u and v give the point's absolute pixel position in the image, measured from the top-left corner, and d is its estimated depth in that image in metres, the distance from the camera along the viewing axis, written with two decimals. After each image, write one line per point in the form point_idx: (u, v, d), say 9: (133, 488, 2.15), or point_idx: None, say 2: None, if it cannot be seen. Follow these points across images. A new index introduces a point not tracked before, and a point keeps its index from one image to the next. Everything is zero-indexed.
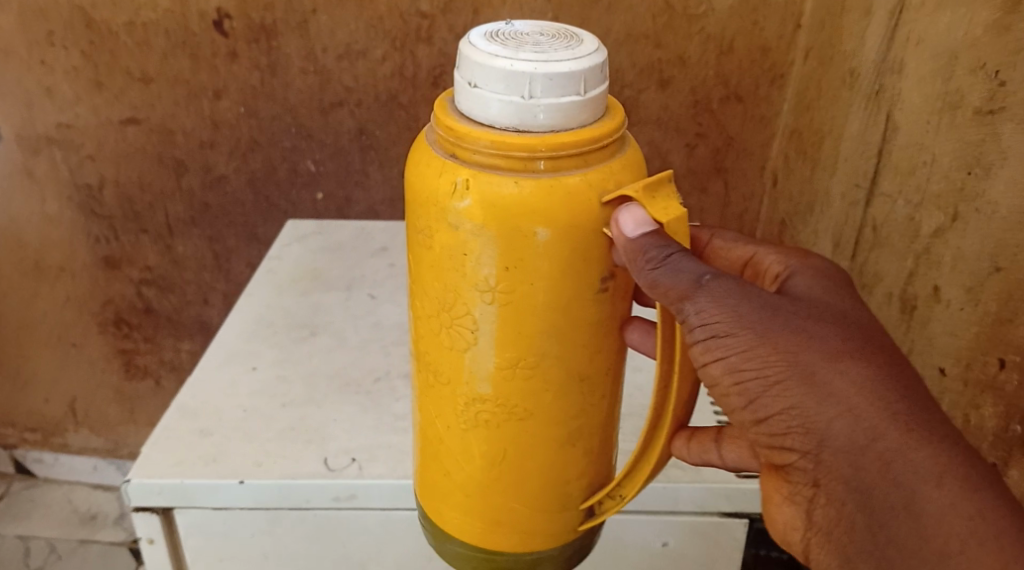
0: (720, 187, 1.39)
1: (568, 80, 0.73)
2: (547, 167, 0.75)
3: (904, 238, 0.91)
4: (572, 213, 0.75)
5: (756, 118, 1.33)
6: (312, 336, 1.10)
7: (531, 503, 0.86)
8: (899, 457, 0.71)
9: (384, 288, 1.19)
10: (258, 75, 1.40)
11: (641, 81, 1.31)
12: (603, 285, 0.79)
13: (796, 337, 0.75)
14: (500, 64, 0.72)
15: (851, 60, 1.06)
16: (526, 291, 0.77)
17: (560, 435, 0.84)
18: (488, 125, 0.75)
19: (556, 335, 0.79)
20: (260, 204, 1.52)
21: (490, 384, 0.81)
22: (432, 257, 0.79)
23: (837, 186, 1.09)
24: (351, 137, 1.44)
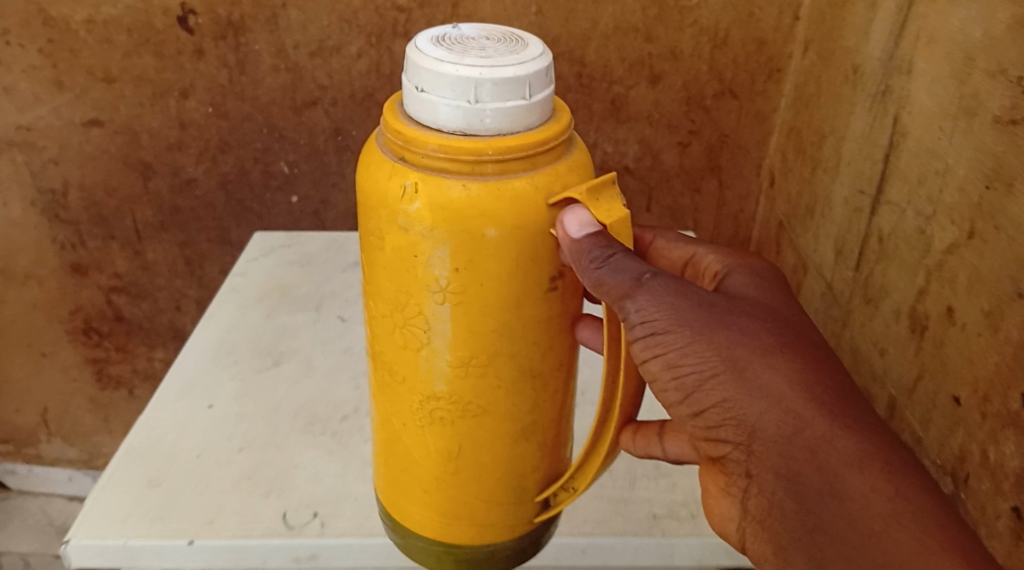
0: (714, 187, 1.32)
1: (514, 84, 0.74)
2: (494, 170, 0.76)
3: (915, 252, 0.84)
4: (518, 215, 0.76)
5: (752, 115, 1.26)
6: (275, 365, 1.09)
7: (487, 499, 0.86)
8: (824, 443, 0.75)
9: (353, 308, 1.19)
10: (227, 73, 1.33)
11: (630, 76, 1.24)
12: (553, 285, 0.80)
13: (728, 332, 0.79)
14: (447, 71, 0.73)
15: (853, 56, 0.99)
16: (476, 292, 0.78)
17: (515, 432, 0.84)
18: (436, 130, 0.76)
19: (508, 334, 0.80)
20: (233, 207, 1.45)
21: (440, 381, 0.82)
22: (384, 259, 0.79)
23: (839, 191, 1.02)
24: (326, 137, 1.37)
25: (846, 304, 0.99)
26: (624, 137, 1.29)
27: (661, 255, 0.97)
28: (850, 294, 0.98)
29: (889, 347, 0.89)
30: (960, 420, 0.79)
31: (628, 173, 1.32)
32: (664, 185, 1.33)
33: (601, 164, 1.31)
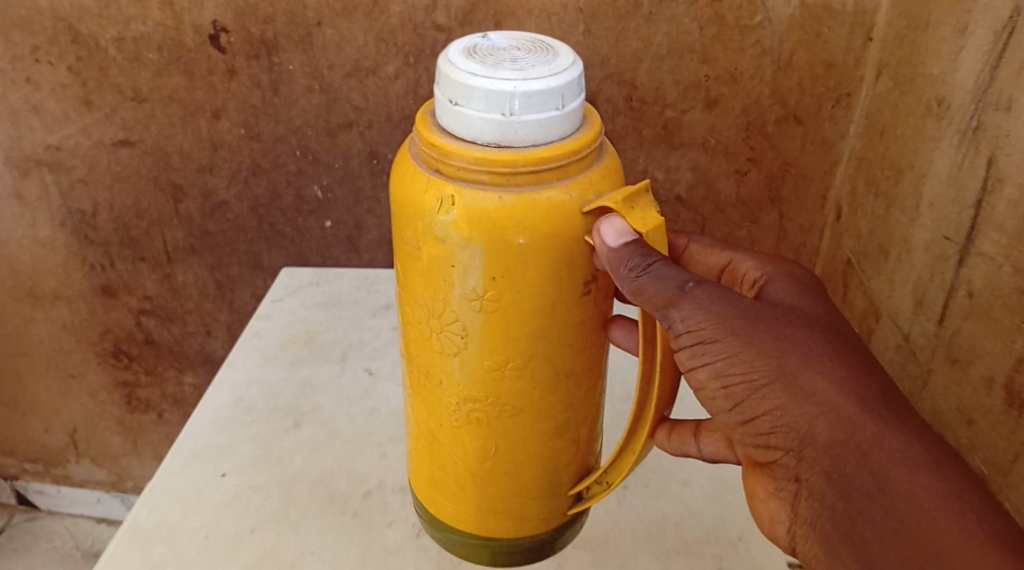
0: (774, 218, 1.23)
1: (546, 95, 0.75)
2: (525, 180, 0.77)
3: (1012, 313, 0.78)
4: (556, 225, 0.78)
5: (818, 142, 1.16)
6: (292, 429, 1.08)
7: (522, 492, 0.90)
8: (873, 446, 0.74)
9: (380, 361, 1.18)
10: (259, 94, 1.27)
11: (685, 100, 1.15)
12: (586, 289, 0.82)
13: (773, 336, 0.79)
14: (480, 84, 0.74)
15: (942, 88, 0.90)
16: (513, 299, 0.80)
17: (549, 427, 0.87)
18: (471, 141, 0.77)
19: (543, 338, 0.82)
20: (264, 231, 1.39)
21: (478, 383, 0.84)
22: (421, 271, 0.81)
23: (920, 233, 0.93)
24: (361, 161, 1.31)
25: (927, 361, 0.91)
26: (677, 165, 1.20)
27: (695, 258, 0.97)
28: (931, 351, 0.90)
29: (979, 418, 0.83)
30: None
31: (680, 204, 1.23)
32: (719, 216, 1.23)
33: (652, 192, 1.22)
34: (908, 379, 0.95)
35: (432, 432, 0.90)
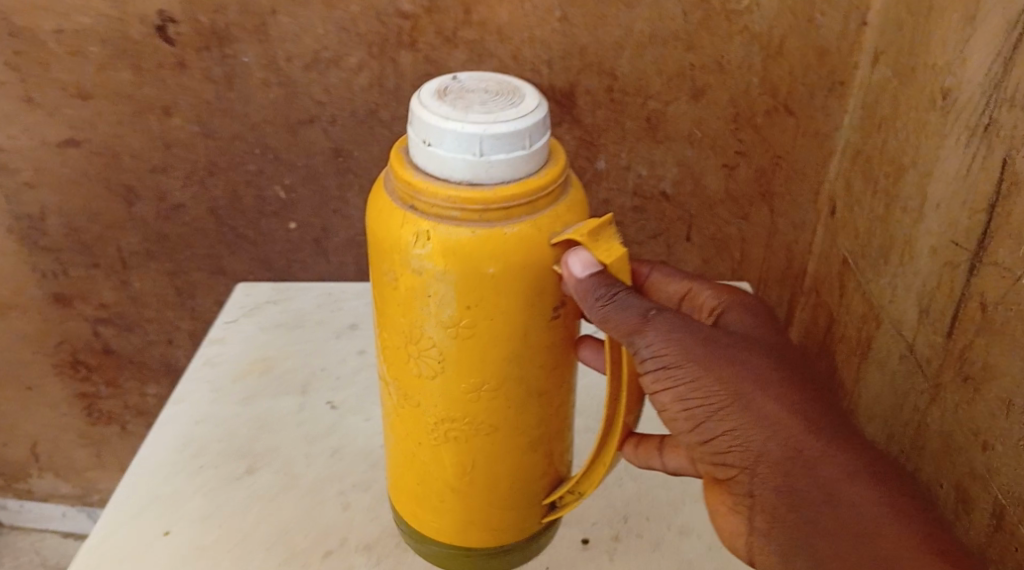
0: (765, 214, 1.17)
1: (515, 135, 0.70)
2: (496, 215, 0.71)
3: None
4: (526, 255, 0.72)
5: (811, 135, 1.10)
6: (246, 475, 0.93)
7: (501, 503, 0.83)
8: (823, 465, 0.74)
9: (345, 392, 1.04)
10: (213, 89, 1.17)
11: (670, 91, 1.08)
12: (557, 310, 0.76)
13: (734, 358, 0.77)
14: (450, 124, 0.69)
15: (949, 81, 0.84)
16: (491, 315, 0.73)
17: (527, 444, 0.81)
18: (442, 180, 0.71)
19: (522, 354, 0.76)
20: (225, 234, 1.30)
21: (456, 402, 0.77)
22: (395, 290, 0.74)
23: (926, 237, 0.88)
24: (325, 158, 1.22)
25: (936, 376, 0.86)
26: (662, 160, 1.13)
27: (656, 287, 0.90)
28: (940, 364, 0.85)
29: (995, 442, 0.78)
30: None
31: (666, 200, 1.16)
32: (707, 213, 1.17)
33: (635, 189, 1.15)
34: (917, 391, 0.90)
35: (407, 453, 0.83)
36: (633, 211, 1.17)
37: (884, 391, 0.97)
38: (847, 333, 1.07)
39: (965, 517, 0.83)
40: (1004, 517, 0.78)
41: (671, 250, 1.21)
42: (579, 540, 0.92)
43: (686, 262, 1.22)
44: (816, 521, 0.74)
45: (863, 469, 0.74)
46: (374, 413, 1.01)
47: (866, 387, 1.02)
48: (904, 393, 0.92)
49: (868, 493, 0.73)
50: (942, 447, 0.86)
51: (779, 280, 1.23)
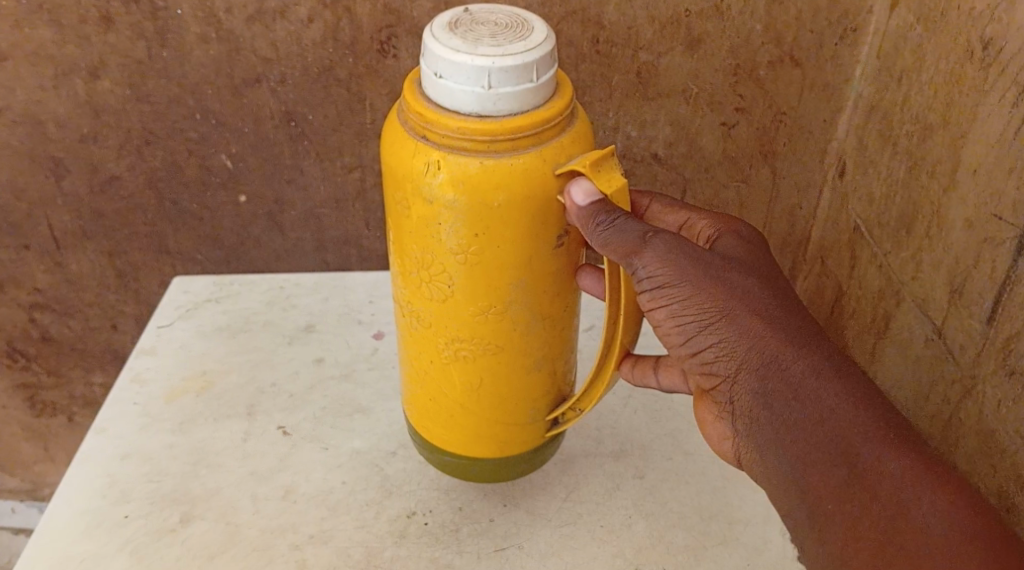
0: (766, 176, 1.03)
1: (520, 66, 0.59)
2: (504, 147, 0.60)
3: None
4: (529, 171, 0.61)
5: (817, 87, 0.96)
6: (180, 528, 0.71)
7: (510, 420, 0.72)
8: (821, 403, 0.61)
9: (300, 414, 0.80)
10: (145, 46, 1.00)
11: (664, 40, 0.93)
12: (557, 237, 0.65)
13: (732, 278, 0.65)
14: (454, 51, 0.59)
15: (1006, 29, 0.71)
16: (502, 234, 0.62)
17: (542, 374, 0.71)
18: (445, 111, 0.60)
19: (536, 276, 0.65)
20: (167, 209, 1.14)
21: (456, 312, 0.66)
22: (395, 194, 0.64)
23: (960, 208, 0.77)
24: (275, 123, 1.06)
25: (971, 367, 0.76)
26: (654, 119, 0.99)
27: (660, 220, 0.76)
28: (977, 353, 0.75)
29: None
30: None
31: (657, 162, 1.02)
32: (702, 176, 1.03)
33: (621, 152, 1.01)
34: (947, 382, 0.79)
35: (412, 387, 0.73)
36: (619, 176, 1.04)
37: (904, 380, 0.86)
38: (859, 309, 0.94)
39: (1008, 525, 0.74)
40: None
41: None
42: None
43: None
44: (804, 457, 0.61)
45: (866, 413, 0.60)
46: (336, 442, 0.78)
47: (881, 372, 0.90)
48: (930, 383, 0.82)
49: (866, 431, 0.59)
50: (978, 446, 0.76)
51: (781, 248, 1.08)
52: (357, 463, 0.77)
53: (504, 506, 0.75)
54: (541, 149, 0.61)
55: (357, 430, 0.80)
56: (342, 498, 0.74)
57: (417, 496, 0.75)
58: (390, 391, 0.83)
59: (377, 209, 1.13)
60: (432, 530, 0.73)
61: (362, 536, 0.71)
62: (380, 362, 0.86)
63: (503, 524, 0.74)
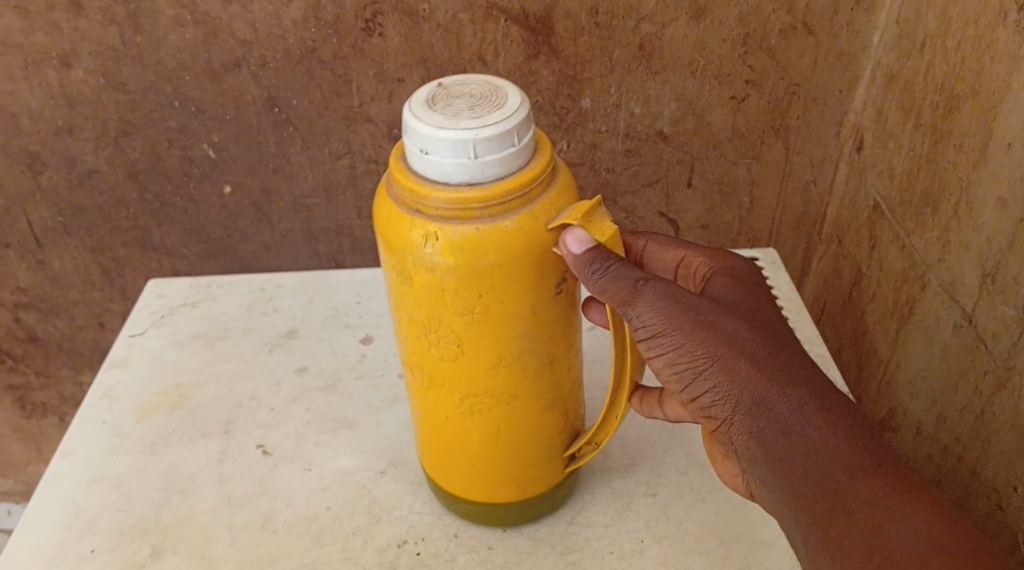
0: (778, 152, 0.96)
1: (502, 131, 0.49)
2: (494, 212, 0.50)
3: None
4: (525, 227, 0.51)
5: (833, 57, 0.89)
6: (150, 563, 0.56)
7: (521, 455, 0.57)
8: (833, 460, 0.50)
9: (282, 430, 0.64)
10: (116, 31, 0.91)
11: (666, 10, 0.86)
12: (556, 287, 0.53)
13: (724, 324, 0.55)
14: (429, 121, 0.49)
15: None
16: (503, 268, 0.51)
17: (557, 427, 0.58)
18: (425, 180, 0.51)
19: (542, 321, 0.54)
20: (149, 204, 1.04)
21: (457, 372, 0.54)
22: (387, 254, 0.53)
23: (993, 187, 0.69)
24: (258, 110, 0.96)
25: (1005, 359, 0.69)
26: (658, 94, 0.92)
27: (654, 262, 0.66)
28: (1014, 342, 0.68)
29: None
30: None
31: (663, 140, 0.95)
32: (711, 153, 0.96)
33: (625, 129, 0.94)
34: (978, 374, 0.72)
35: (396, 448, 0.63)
36: (623, 154, 0.96)
37: (930, 372, 0.78)
38: (879, 294, 0.86)
39: None
40: None
41: (670, 198, 1.00)
42: None
43: (686, 211, 1.01)
44: (809, 519, 0.50)
45: (883, 474, 0.49)
46: (321, 461, 0.62)
47: (904, 359, 0.82)
48: (958, 373, 0.74)
49: (884, 497, 0.48)
50: (1017, 443, 0.68)
51: (795, 229, 1.01)
52: (343, 484, 0.60)
53: (504, 532, 0.59)
54: (536, 205, 0.51)
55: (343, 448, 0.63)
56: (330, 523, 0.58)
57: (408, 520, 0.59)
58: (383, 402, 0.66)
59: (368, 197, 1.03)
60: (423, 562, 0.57)
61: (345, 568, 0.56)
62: (372, 370, 0.68)
63: (503, 553, 0.58)
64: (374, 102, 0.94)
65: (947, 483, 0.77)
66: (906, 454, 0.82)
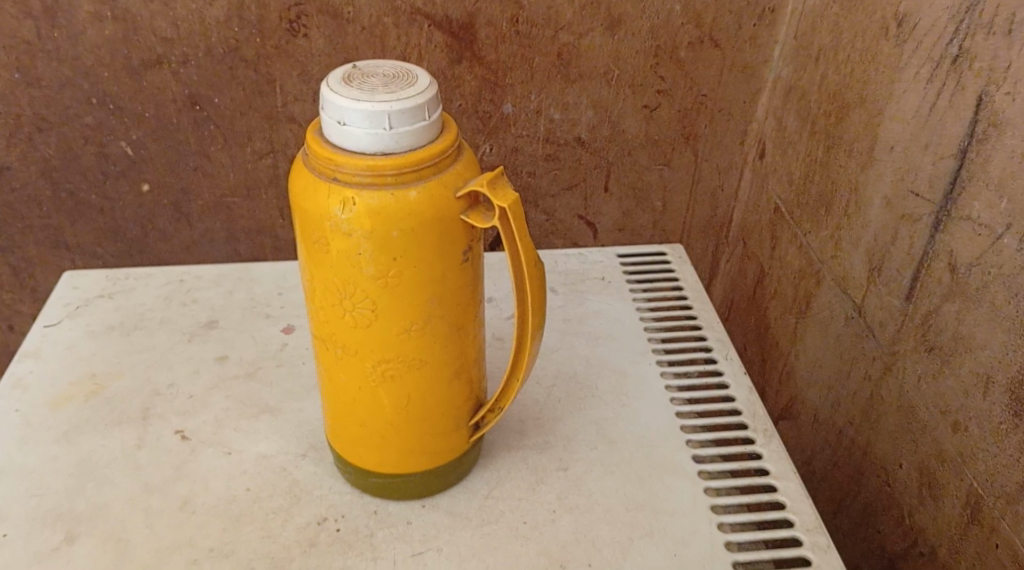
0: (689, 159, 1.00)
1: (412, 105, 0.45)
2: (405, 179, 0.46)
3: (992, 311, 0.61)
4: (438, 195, 0.46)
5: (737, 69, 0.94)
6: (64, 547, 0.53)
7: (433, 431, 0.52)
8: None
9: (202, 418, 0.61)
10: (31, 26, 0.90)
11: (583, 21, 0.90)
12: (466, 251, 0.48)
13: None
14: (343, 92, 0.45)
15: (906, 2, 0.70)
16: (416, 230, 0.46)
17: (470, 402, 0.53)
18: (337, 150, 0.46)
19: (454, 285, 0.48)
20: (62, 201, 1.02)
21: (370, 342, 0.49)
22: (295, 221, 0.48)
23: (879, 186, 0.73)
24: (179, 107, 0.96)
25: (890, 345, 0.73)
26: (575, 101, 0.95)
27: None
28: (898, 331, 0.72)
29: (971, 424, 0.64)
30: None
31: (581, 146, 0.98)
32: (626, 159, 1.00)
33: (544, 136, 0.97)
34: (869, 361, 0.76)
35: (338, 423, 0.53)
36: (544, 159, 0.99)
37: (827, 361, 0.83)
38: (780, 291, 0.91)
39: (931, 503, 0.69)
40: (981, 512, 0.64)
41: (588, 203, 1.03)
42: None
43: (603, 215, 1.04)
44: None
45: None
46: (242, 445, 0.59)
47: (804, 351, 0.87)
48: (851, 363, 0.79)
49: None
50: (903, 423, 0.72)
51: (705, 231, 1.05)
52: (262, 468, 0.58)
53: (422, 506, 0.55)
54: (445, 177, 0.46)
55: (263, 433, 0.60)
56: (248, 506, 0.55)
57: (330, 498, 0.55)
58: (303, 389, 0.64)
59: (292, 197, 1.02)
60: (345, 537, 0.53)
61: (267, 547, 0.53)
62: (293, 357, 0.66)
63: (423, 527, 0.53)
64: (299, 102, 0.95)
65: (845, 465, 0.81)
66: (805, 442, 0.87)
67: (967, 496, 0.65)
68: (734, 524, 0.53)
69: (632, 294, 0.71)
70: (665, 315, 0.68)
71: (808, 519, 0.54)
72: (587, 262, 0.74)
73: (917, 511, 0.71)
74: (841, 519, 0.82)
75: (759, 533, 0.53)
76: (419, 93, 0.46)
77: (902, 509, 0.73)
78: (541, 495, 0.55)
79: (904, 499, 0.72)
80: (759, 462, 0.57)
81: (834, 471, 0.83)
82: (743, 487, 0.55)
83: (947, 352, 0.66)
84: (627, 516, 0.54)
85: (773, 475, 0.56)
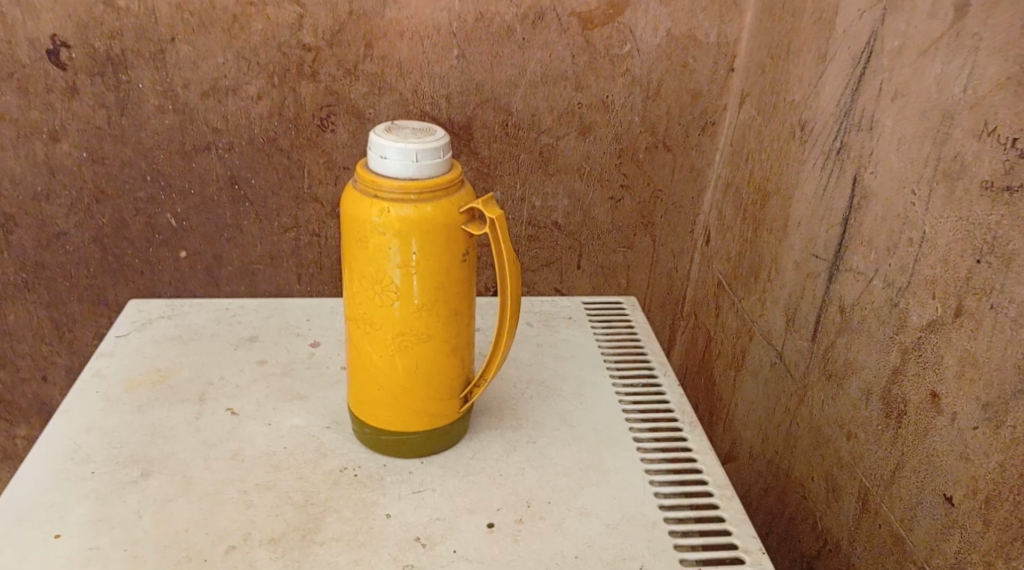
0: (648, 244, 1.20)
1: (432, 146, 0.64)
2: (424, 197, 0.64)
3: (870, 338, 0.79)
4: (448, 209, 0.64)
5: (686, 170, 1.15)
6: (141, 480, 0.68)
7: (432, 394, 0.69)
8: None
9: (247, 399, 0.77)
10: (104, 114, 1.07)
11: (561, 126, 1.11)
12: (465, 253, 0.66)
13: None
14: (385, 136, 0.64)
15: (804, 113, 0.91)
16: (432, 233, 0.64)
17: (461, 375, 0.70)
18: (379, 176, 0.64)
19: (455, 278, 0.66)
20: (109, 264, 1.17)
21: (392, 318, 0.66)
22: (343, 227, 0.66)
23: (791, 253, 0.93)
24: (220, 186, 1.13)
25: (803, 378, 0.90)
26: (553, 191, 1.15)
27: None
28: (807, 367, 0.89)
29: (859, 430, 0.81)
30: (955, 525, 0.70)
31: (557, 229, 1.18)
32: (595, 242, 1.19)
33: (528, 219, 1.16)
34: (789, 396, 0.93)
35: (361, 386, 0.69)
36: (526, 239, 1.18)
37: (758, 402, 1.00)
38: (724, 350, 1.09)
39: (834, 504, 0.85)
40: (868, 500, 0.79)
41: (564, 278, 1.21)
42: (483, 528, 0.64)
43: (576, 289, 1.22)
44: None
45: None
46: (279, 419, 0.75)
47: (741, 397, 1.04)
48: (776, 399, 0.96)
49: None
50: (812, 440, 0.88)
51: (662, 306, 1.24)
52: (295, 434, 0.73)
53: (421, 461, 0.70)
54: (454, 198, 0.65)
55: (296, 411, 0.76)
56: (285, 458, 0.71)
57: (349, 455, 0.71)
58: (327, 384, 0.80)
59: (310, 264, 1.19)
60: (360, 478, 0.69)
61: (301, 483, 0.68)
62: (319, 363, 0.83)
63: (421, 474, 0.69)
64: (323, 184, 1.13)
65: (773, 488, 0.96)
66: (744, 476, 1.03)
67: (857, 490, 0.81)
68: (661, 480, 0.69)
69: (593, 327, 0.88)
70: (617, 343, 0.86)
71: (718, 479, 0.70)
72: (558, 305, 0.92)
73: (824, 513, 0.86)
74: (772, 536, 0.97)
75: (679, 486, 0.69)
76: (437, 141, 0.65)
77: (814, 514, 0.88)
78: (513, 457, 0.71)
79: (814, 504, 0.88)
80: (684, 441, 0.73)
81: (766, 497, 0.98)
82: (670, 457, 0.72)
83: (841, 376, 0.83)
84: (579, 472, 0.70)
85: (694, 450, 0.72)
